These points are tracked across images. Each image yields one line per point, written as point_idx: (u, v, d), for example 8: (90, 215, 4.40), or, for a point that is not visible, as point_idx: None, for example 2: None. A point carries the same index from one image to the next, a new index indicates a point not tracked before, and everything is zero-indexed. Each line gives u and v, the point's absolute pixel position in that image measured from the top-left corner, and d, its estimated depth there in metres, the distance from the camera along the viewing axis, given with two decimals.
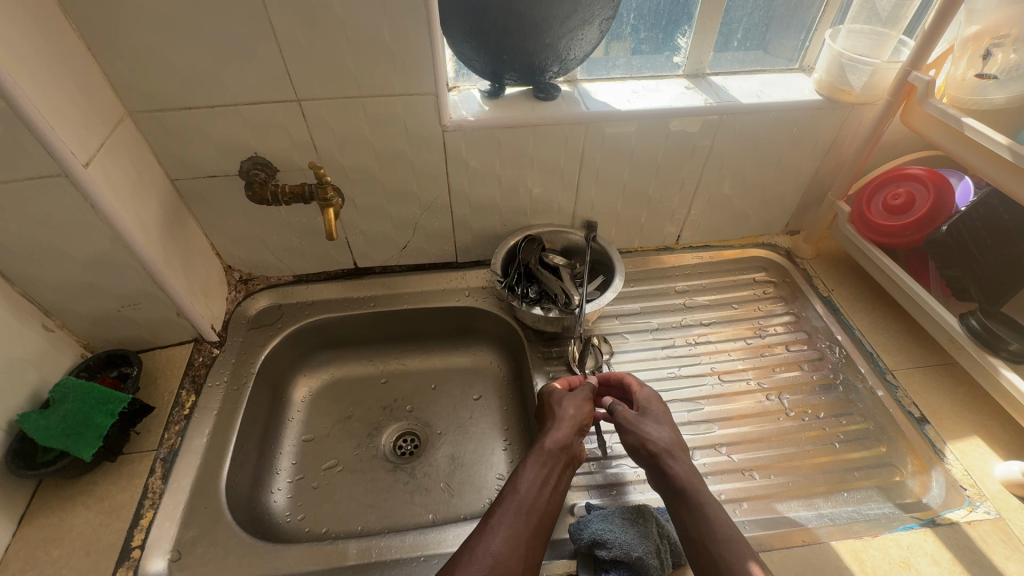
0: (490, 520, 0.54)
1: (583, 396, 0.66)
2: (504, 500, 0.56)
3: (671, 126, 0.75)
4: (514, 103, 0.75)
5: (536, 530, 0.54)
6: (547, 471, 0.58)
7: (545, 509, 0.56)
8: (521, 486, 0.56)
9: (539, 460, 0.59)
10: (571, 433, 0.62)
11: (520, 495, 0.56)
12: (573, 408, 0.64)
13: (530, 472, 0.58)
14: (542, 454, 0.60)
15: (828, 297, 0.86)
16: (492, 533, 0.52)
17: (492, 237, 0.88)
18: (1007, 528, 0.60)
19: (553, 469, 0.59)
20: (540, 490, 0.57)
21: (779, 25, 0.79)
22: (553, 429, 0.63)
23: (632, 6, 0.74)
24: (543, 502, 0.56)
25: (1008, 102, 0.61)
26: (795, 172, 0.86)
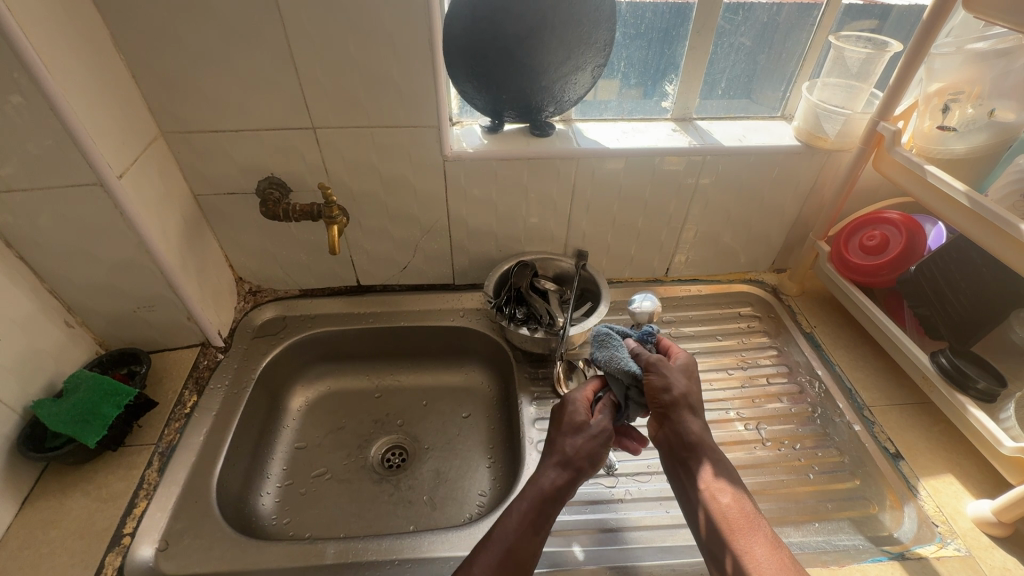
0: (471, 566, 0.54)
1: (597, 439, 0.61)
2: (488, 543, 0.56)
3: (657, 165, 0.81)
4: (512, 138, 0.81)
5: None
6: (537, 519, 0.57)
7: (528, 561, 0.55)
8: (509, 534, 0.56)
9: (530, 505, 0.58)
10: (566, 474, 0.59)
11: (505, 543, 0.55)
12: (583, 453, 0.60)
13: (518, 517, 0.57)
14: (533, 498, 0.58)
15: (810, 333, 0.89)
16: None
17: (487, 261, 0.93)
18: (976, 565, 0.60)
19: (542, 514, 0.58)
20: (527, 538, 0.56)
21: (762, 76, 0.85)
22: (548, 466, 0.60)
23: (623, 55, 0.81)
24: (528, 552, 0.56)
25: (968, 152, 0.66)
26: (779, 213, 0.90)
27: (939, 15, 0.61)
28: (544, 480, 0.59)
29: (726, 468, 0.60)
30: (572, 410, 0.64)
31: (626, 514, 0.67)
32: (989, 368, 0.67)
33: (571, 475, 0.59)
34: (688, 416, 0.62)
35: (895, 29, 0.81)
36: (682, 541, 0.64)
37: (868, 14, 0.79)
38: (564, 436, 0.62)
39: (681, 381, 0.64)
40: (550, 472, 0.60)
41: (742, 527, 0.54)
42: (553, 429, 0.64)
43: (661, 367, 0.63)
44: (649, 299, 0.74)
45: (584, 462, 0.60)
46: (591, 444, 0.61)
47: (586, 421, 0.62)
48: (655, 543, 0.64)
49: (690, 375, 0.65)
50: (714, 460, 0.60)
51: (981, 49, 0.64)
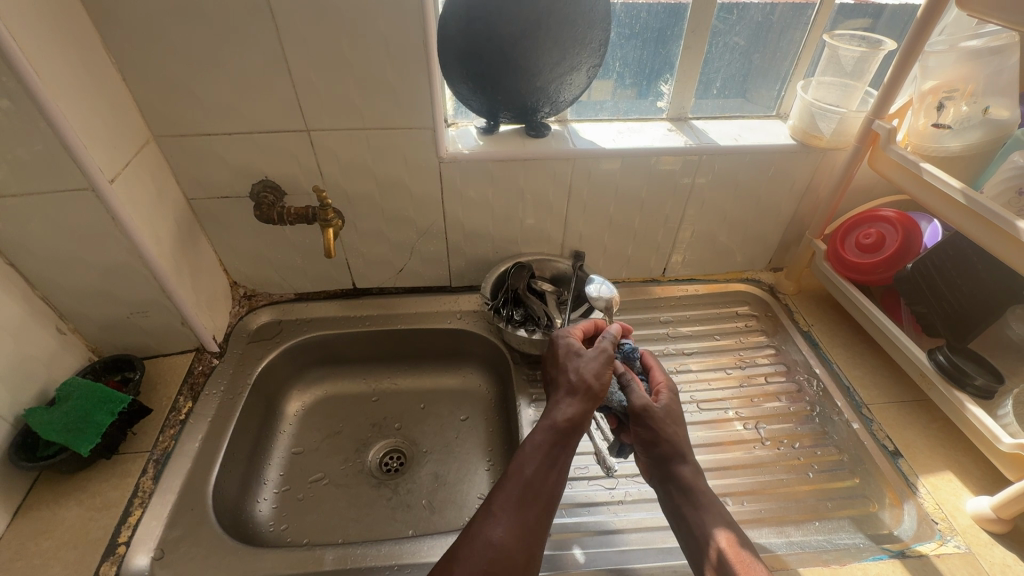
0: (493, 507, 0.55)
1: (598, 360, 0.64)
2: (507, 482, 0.57)
3: (653, 164, 0.80)
4: (507, 139, 0.81)
5: (540, 516, 0.55)
6: (553, 451, 0.59)
7: (549, 493, 0.57)
8: (528, 469, 0.57)
9: (545, 439, 0.59)
10: (577, 403, 0.61)
11: (524, 477, 0.57)
12: (589, 377, 0.63)
13: (534, 452, 0.59)
14: (548, 430, 0.60)
15: (808, 332, 0.89)
16: (496, 523, 0.54)
17: (484, 263, 0.93)
18: (976, 562, 0.60)
19: (557, 447, 0.59)
20: (545, 472, 0.58)
21: (757, 75, 0.85)
22: (560, 399, 0.62)
23: (618, 56, 0.80)
24: (548, 487, 0.57)
25: (964, 149, 0.65)
26: (775, 211, 0.90)
27: (932, 13, 0.61)
28: (558, 413, 0.61)
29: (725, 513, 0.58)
30: (564, 347, 0.67)
31: (627, 516, 0.66)
32: (987, 365, 0.67)
33: (581, 402, 0.61)
34: (680, 461, 0.62)
35: (889, 27, 0.81)
36: None
37: (862, 13, 0.79)
38: (567, 371, 0.65)
39: (670, 419, 0.64)
40: (563, 405, 0.62)
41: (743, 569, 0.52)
42: (557, 365, 0.67)
43: (648, 410, 0.64)
44: (607, 286, 0.82)
45: (591, 386, 0.62)
46: (592, 370, 0.63)
47: (581, 351, 0.66)
48: (657, 544, 0.63)
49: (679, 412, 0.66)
50: (713, 503, 0.59)
51: (974, 47, 0.64)
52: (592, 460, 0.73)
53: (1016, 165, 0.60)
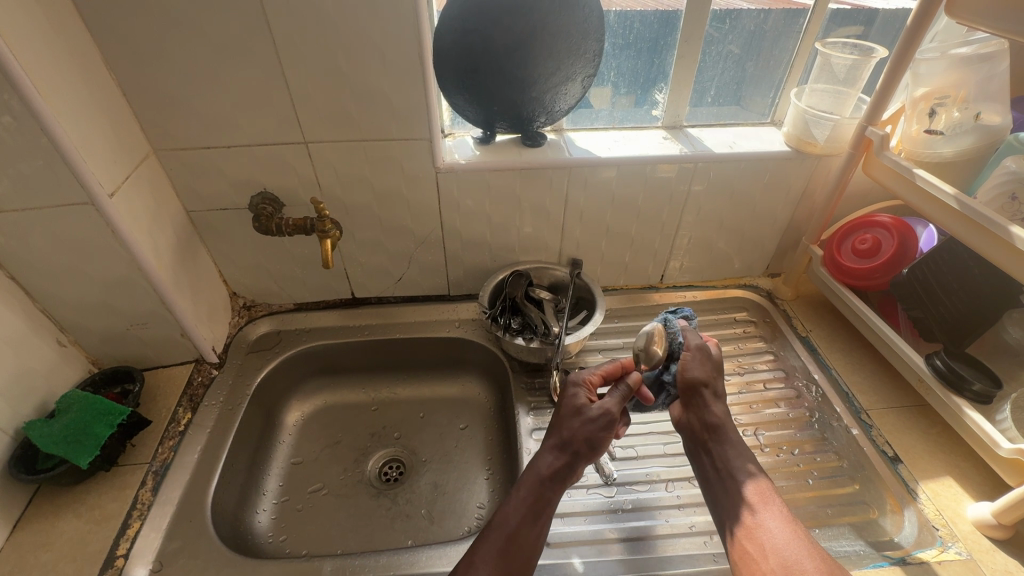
0: (473, 557, 0.56)
1: (596, 423, 0.62)
2: (490, 533, 0.58)
3: (649, 172, 0.81)
4: (504, 149, 0.82)
5: (518, 567, 0.56)
6: (537, 503, 0.59)
7: (530, 545, 0.58)
8: (510, 519, 0.58)
9: (530, 490, 0.60)
10: (566, 459, 0.61)
11: (506, 528, 0.58)
12: (580, 437, 0.61)
13: (519, 504, 0.59)
14: (533, 480, 0.61)
15: (806, 337, 0.89)
16: (474, 573, 0.54)
17: (482, 271, 0.93)
18: (978, 569, 0.60)
19: (541, 498, 0.60)
20: (528, 525, 0.58)
21: (751, 83, 0.85)
22: (546, 452, 0.63)
23: (612, 65, 0.81)
24: (531, 538, 0.58)
25: (956, 155, 0.66)
26: (772, 218, 0.90)
27: (922, 20, 0.62)
28: (542, 464, 0.62)
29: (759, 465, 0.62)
30: (577, 395, 0.66)
31: (626, 524, 0.66)
32: (984, 369, 0.67)
33: (567, 458, 0.61)
34: (712, 402, 0.65)
35: (881, 34, 0.82)
36: (683, 551, 0.63)
37: (853, 20, 0.80)
38: (563, 427, 0.64)
39: (699, 377, 0.66)
40: (547, 457, 0.62)
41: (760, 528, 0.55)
42: (558, 414, 0.66)
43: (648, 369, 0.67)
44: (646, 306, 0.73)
45: (579, 445, 0.61)
46: (584, 430, 0.62)
47: (583, 407, 0.64)
48: (656, 553, 0.63)
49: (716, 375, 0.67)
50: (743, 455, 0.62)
51: (965, 54, 0.64)
52: (591, 468, 0.73)
53: (1009, 170, 0.60)
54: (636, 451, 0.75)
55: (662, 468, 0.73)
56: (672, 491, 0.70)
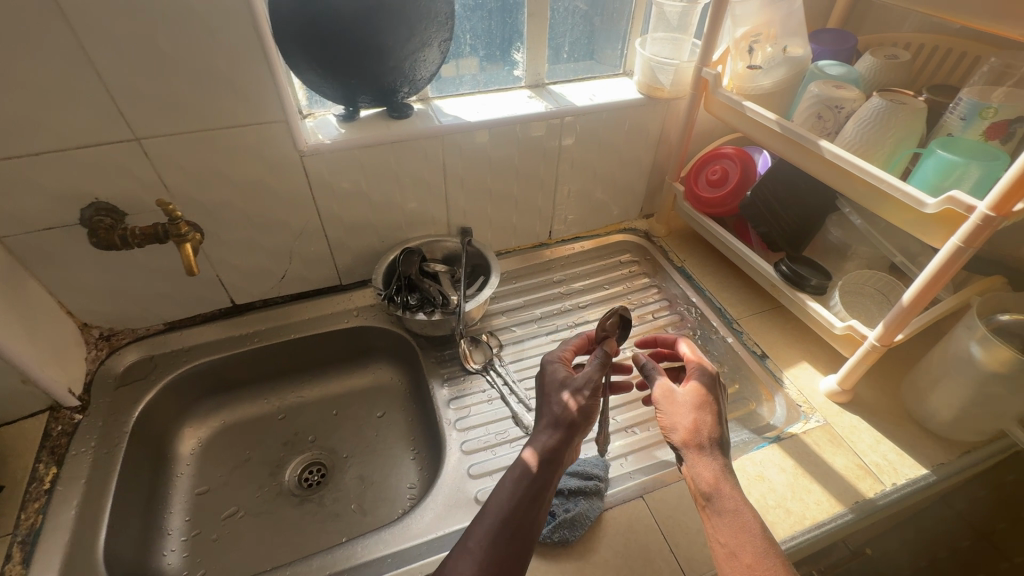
0: (464, 542, 0.51)
1: (583, 391, 0.58)
2: (484, 515, 0.53)
3: (519, 132, 0.83)
4: (370, 124, 0.78)
5: (519, 552, 0.50)
6: (532, 484, 0.54)
7: (527, 525, 0.52)
8: (503, 500, 0.53)
9: (521, 471, 0.55)
10: (559, 438, 0.56)
11: (501, 510, 0.52)
12: (566, 407, 0.58)
13: (512, 485, 0.54)
14: (526, 460, 0.55)
15: (682, 266, 0.98)
16: (467, 558, 0.49)
17: (371, 254, 0.90)
18: (833, 430, 0.72)
19: (538, 480, 0.54)
20: (523, 504, 0.53)
21: (600, 36, 0.89)
22: (539, 431, 0.57)
23: (467, 28, 0.79)
24: (527, 519, 0.52)
25: (774, 86, 0.75)
26: (637, 162, 0.97)
27: None
28: (537, 443, 0.56)
29: (751, 506, 0.50)
30: (553, 358, 0.63)
31: None
32: (820, 267, 0.79)
33: (586, 396, 0.58)
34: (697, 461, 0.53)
35: None
36: None
37: None
38: (550, 400, 0.59)
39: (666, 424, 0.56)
40: (542, 425, 0.58)
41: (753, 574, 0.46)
42: (542, 395, 0.61)
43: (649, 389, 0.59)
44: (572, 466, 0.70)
45: (560, 410, 0.58)
46: (569, 386, 0.59)
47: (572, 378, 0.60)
48: None
49: (693, 412, 0.55)
50: (726, 504, 0.51)
51: None
52: (510, 424, 0.75)
53: (813, 94, 0.70)
54: None
55: None
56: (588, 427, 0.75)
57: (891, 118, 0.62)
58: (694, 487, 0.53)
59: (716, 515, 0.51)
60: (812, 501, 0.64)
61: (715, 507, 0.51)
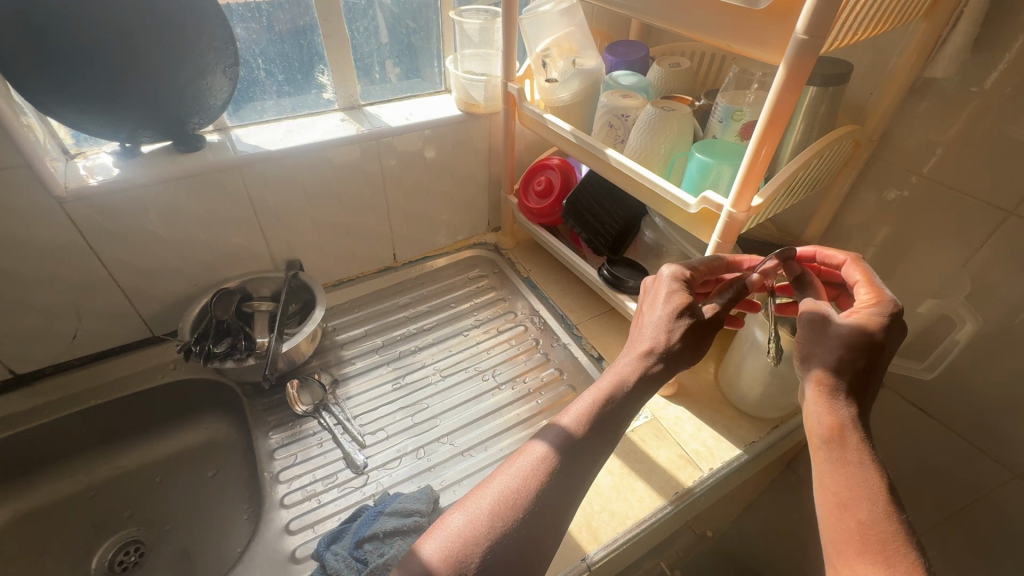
0: (474, 493, 0.48)
1: (662, 332, 0.52)
2: (512, 463, 0.50)
3: (330, 157, 0.80)
4: (153, 161, 0.71)
5: (551, 509, 0.47)
6: (579, 432, 0.50)
7: (558, 480, 0.48)
8: (542, 449, 0.50)
9: (592, 403, 0.51)
10: (651, 369, 0.52)
11: (542, 457, 0.49)
12: (660, 338, 0.52)
13: (561, 432, 0.51)
14: (597, 392, 0.52)
15: (528, 277, 0.99)
16: (468, 508, 0.47)
17: (184, 299, 0.82)
18: (658, 424, 0.74)
19: (598, 420, 0.51)
20: (555, 458, 0.49)
21: (413, 54, 0.88)
22: (630, 347, 0.54)
23: (256, 52, 0.75)
24: (554, 476, 0.48)
25: (573, 98, 0.77)
26: (472, 177, 0.97)
27: None
28: (623, 368, 0.52)
29: (885, 477, 0.44)
30: (649, 282, 0.58)
31: None
32: (638, 267, 0.82)
33: (688, 325, 0.52)
34: (839, 400, 0.47)
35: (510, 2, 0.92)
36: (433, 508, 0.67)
37: None
38: (648, 323, 0.54)
39: (812, 350, 0.50)
40: (639, 346, 0.53)
41: (847, 552, 0.42)
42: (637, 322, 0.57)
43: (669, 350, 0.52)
44: None
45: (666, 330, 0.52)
46: (665, 313, 0.53)
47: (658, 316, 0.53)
48: None
49: (836, 360, 0.48)
50: (846, 459, 0.45)
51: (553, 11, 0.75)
52: (341, 467, 0.71)
53: (604, 105, 0.73)
54: (386, 432, 0.76)
55: (411, 440, 0.75)
56: (424, 457, 0.73)
57: (664, 125, 0.65)
58: (812, 429, 0.48)
59: (829, 466, 0.46)
60: (635, 499, 0.66)
61: (831, 455, 0.46)
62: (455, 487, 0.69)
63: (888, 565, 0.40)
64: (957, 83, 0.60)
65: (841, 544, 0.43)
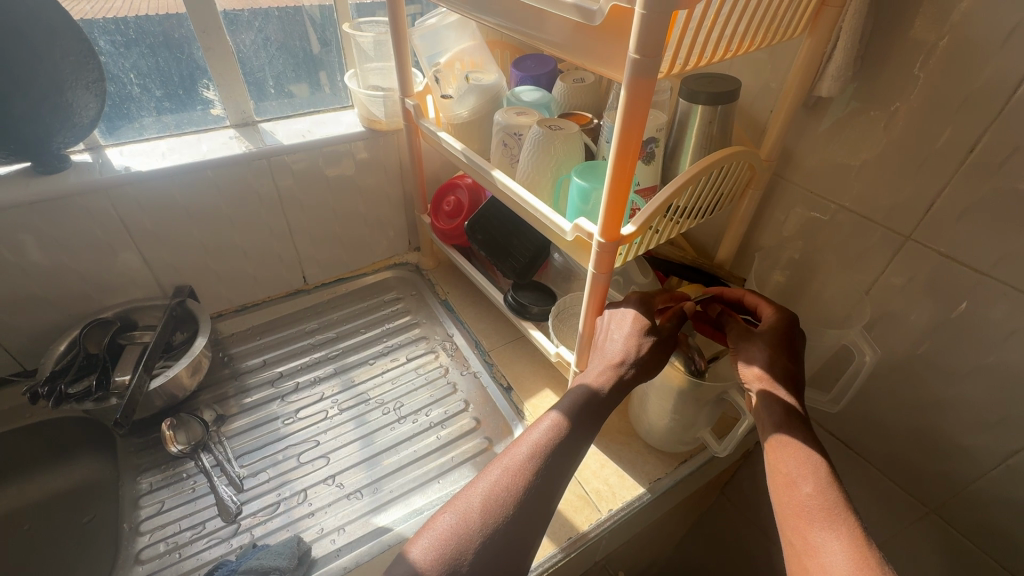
0: (455, 500, 0.48)
1: (625, 343, 0.53)
2: (454, 501, 0.48)
3: (214, 177, 0.74)
4: (4, 183, 0.66)
5: (511, 546, 0.45)
6: (514, 475, 0.48)
7: (521, 516, 0.46)
8: (478, 494, 0.47)
9: (523, 452, 0.49)
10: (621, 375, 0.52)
11: (479, 503, 0.46)
12: (622, 351, 0.53)
13: (496, 477, 0.48)
14: (529, 439, 0.50)
15: (445, 300, 0.95)
16: (441, 522, 0.46)
17: (56, 331, 0.76)
18: None
19: (530, 465, 0.48)
20: (500, 500, 0.46)
21: (314, 68, 0.84)
22: (602, 358, 0.55)
23: (126, 66, 0.70)
24: (516, 512, 0.46)
25: (472, 115, 0.72)
26: (384, 196, 0.92)
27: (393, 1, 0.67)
28: (573, 400, 0.52)
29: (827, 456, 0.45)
30: (603, 318, 0.57)
31: None
32: (546, 292, 0.79)
33: (654, 342, 0.53)
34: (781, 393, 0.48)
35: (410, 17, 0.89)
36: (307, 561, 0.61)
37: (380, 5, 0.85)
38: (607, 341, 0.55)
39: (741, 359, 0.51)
40: (608, 358, 0.54)
41: (799, 524, 0.42)
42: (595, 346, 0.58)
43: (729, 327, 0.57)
44: None
45: (637, 345, 0.53)
46: (633, 330, 0.53)
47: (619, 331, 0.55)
48: None
49: (768, 360, 0.49)
50: (792, 440, 0.45)
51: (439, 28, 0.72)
52: (212, 514, 0.65)
53: (498, 123, 0.68)
54: (268, 473, 0.70)
55: (296, 482, 0.69)
56: (307, 502, 0.67)
57: (549, 145, 0.61)
58: (763, 423, 0.48)
59: (784, 449, 0.45)
60: None
61: (783, 441, 0.46)
62: (336, 534, 0.64)
63: (835, 530, 0.40)
64: (847, 103, 0.57)
65: (790, 519, 0.42)
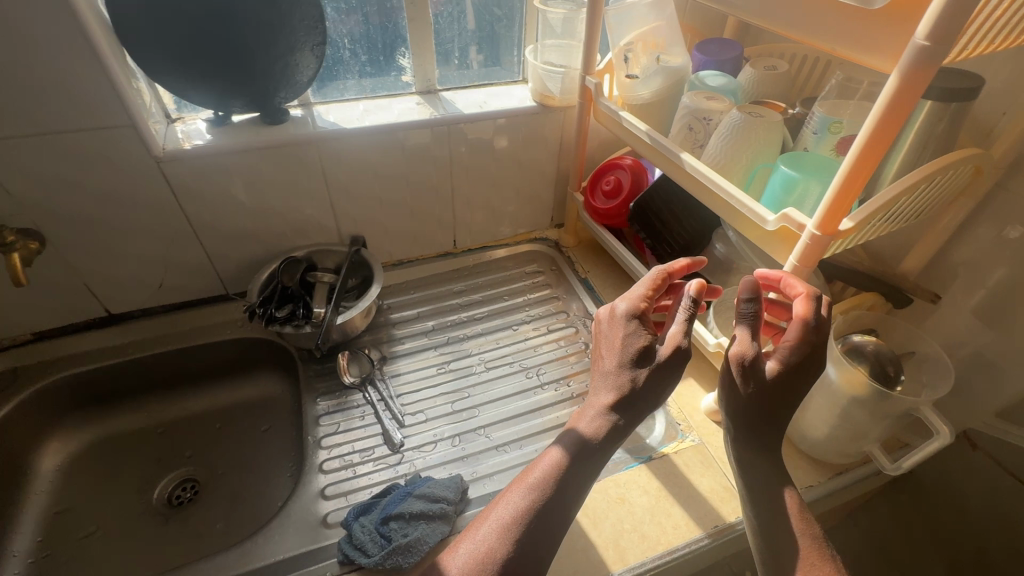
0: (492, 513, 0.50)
1: (615, 375, 0.52)
2: (484, 515, 0.50)
3: (402, 139, 0.81)
4: (240, 130, 0.76)
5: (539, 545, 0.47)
6: (549, 480, 0.50)
7: (548, 518, 0.48)
8: (512, 500, 0.49)
9: (562, 457, 0.51)
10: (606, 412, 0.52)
11: (511, 511, 0.49)
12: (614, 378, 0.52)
13: (529, 482, 0.50)
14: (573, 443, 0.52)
15: (585, 279, 0.97)
16: (481, 534, 0.48)
17: (256, 263, 0.87)
18: (705, 450, 0.70)
19: (574, 470, 0.50)
20: (535, 500, 0.49)
21: (494, 42, 0.88)
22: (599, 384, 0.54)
23: (343, 32, 0.77)
24: (545, 514, 0.48)
25: (653, 97, 0.73)
26: (539, 171, 0.95)
27: None
28: (583, 424, 0.52)
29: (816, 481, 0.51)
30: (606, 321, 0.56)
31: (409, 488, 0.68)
32: None
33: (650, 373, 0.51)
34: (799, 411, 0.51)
35: None
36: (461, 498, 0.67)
37: None
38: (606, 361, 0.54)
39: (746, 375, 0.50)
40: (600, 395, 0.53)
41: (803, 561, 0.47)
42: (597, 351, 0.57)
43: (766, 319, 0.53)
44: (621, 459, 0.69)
45: (626, 376, 0.51)
46: (620, 359, 0.52)
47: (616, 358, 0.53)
48: None
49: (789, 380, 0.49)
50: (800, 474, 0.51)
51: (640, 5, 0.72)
52: (379, 442, 0.73)
53: (686, 106, 0.68)
54: (425, 414, 0.76)
55: (449, 426, 0.75)
56: (460, 446, 0.73)
57: (749, 133, 0.60)
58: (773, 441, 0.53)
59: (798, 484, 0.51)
60: (669, 525, 0.62)
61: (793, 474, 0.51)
62: (487, 479, 0.69)
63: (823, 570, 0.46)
64: None
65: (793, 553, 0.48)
